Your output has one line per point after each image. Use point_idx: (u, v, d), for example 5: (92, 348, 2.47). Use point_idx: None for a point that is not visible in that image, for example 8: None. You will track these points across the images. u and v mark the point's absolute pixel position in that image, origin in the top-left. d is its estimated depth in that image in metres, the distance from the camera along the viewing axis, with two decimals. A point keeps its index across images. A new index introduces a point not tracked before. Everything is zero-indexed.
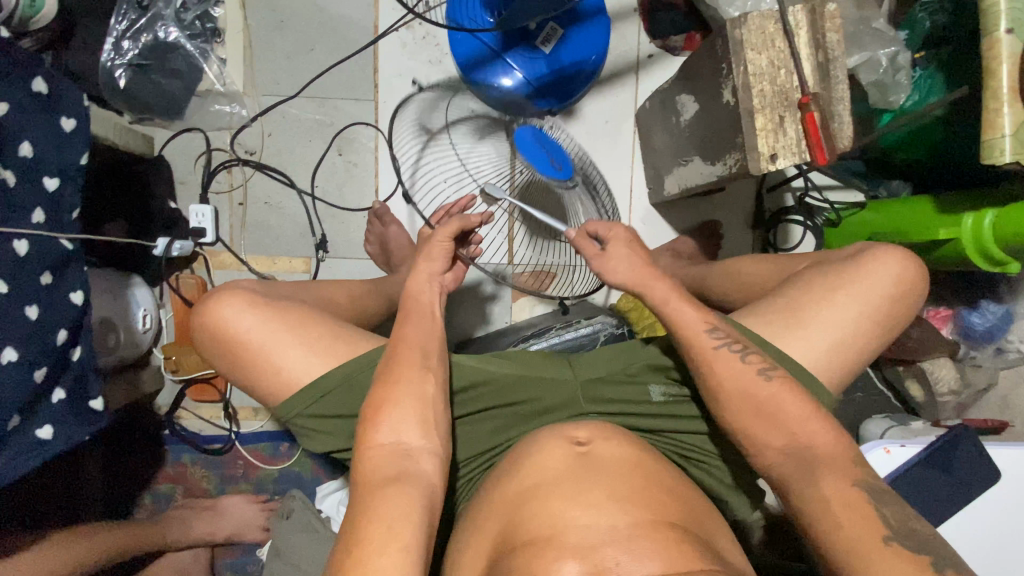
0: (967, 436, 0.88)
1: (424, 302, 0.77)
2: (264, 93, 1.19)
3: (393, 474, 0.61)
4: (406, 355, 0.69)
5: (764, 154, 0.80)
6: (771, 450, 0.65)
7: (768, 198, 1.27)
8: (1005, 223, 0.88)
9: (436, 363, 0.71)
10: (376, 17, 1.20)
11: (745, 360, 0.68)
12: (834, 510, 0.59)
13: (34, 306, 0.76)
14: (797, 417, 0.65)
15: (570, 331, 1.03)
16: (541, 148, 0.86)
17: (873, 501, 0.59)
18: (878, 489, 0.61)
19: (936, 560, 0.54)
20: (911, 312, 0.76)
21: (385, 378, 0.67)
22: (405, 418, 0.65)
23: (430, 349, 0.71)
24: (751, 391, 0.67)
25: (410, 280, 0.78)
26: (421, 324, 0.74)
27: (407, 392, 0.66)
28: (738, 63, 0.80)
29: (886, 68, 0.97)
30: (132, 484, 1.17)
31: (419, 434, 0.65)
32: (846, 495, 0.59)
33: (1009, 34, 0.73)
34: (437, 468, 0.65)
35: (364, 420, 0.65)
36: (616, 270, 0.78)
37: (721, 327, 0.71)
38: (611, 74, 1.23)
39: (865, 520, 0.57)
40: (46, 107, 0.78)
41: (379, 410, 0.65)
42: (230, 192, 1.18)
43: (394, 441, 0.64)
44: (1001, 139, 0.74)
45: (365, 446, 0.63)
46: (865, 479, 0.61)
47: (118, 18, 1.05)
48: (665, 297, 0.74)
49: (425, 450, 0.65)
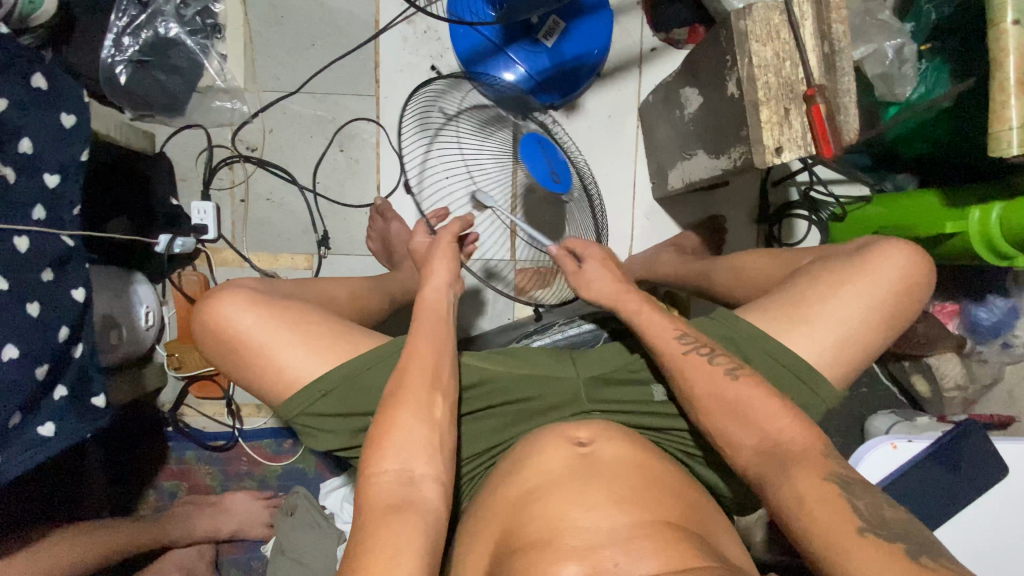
0: (974, 432, 0.88)
1: (434, 308, 0.76)
2: (265, 88, 1.18)
3: (397, 501, 0.60)
4: (415, 377, 0.68)
5: (769, 147, 0.79)
6: (745, 451, 0.64)
7: (773, 192, 1.26)
8: (1015, 216, 0.88)
9: (447, 384, 0.69)
10: (377, 12, 1.19)
11: (713, 362, 0.69)
12: (805, 507, 0.56)
13: (35, 303, 0.76)
14: (764, 414, 0.65)
15: (573, 326, 1.01)
16: (544, 160, 0.87)
17: (843, 494, 0.57)
18: (848, 479, 0.59)
19: (910, 549, 0.51)
20: (917, 308, 0.75)
21: (392, 401, 0.66)
22: (410, 445, 0.64)
23: (440, 369, 0.69)
24: (720, 392, 0.67)
25: (425, 288, 0.77)
26: (432, 341, 0.71)
27: (413, 417, 0.65)
28: (743, 55, 0.79)
29: (892, 60, 0.96)
30: (137, 479, 1.18)
31: (425, 460, 0.64)
32: (819, 490, 0.57)
33: (1016, 26, 0.72)
34: (440, 493, 0.64)
35: (369, 445, 0.65)
36: (594, 290, 0.81)
37: (690, 334, 0.73)
38: (614, 67, 1.22)
39: (839, 513, 0.55)
40: (47, 103, 0.78)
41: (385, 436, 0.64)
42: (232, 188, 1.18)
43: (400, 468, 0.63)
44: (1008, 131, 0.73)
45: (370, 472, 0.63)
46: (835, 472, 0.59)
47: (118, 14, 1.06)
48: (637, 309, 0.77)
49: (429, 476, 0.64)
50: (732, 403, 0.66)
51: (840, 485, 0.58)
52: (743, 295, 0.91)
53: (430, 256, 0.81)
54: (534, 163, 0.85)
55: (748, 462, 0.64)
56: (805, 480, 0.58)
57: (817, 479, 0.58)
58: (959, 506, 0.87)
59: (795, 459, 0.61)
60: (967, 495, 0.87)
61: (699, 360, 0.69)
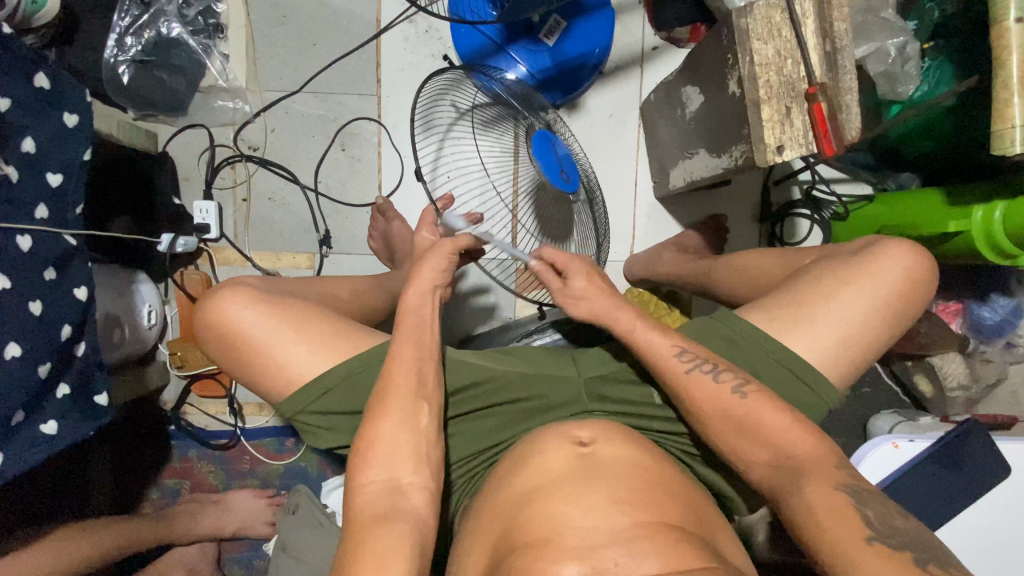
0: (978, 432, 0.87)
1: (421, 312, 0.74)
2: (267, 88, 1.18)
3: (383, 511, 0.60)
4: (398, 384, 0.68)
5: (770, 145, 0.78)
6: (760, 467, 0.64)
7: (775, 191, 1.26)
8: (1015, 214, 0.87)
9: (432, 391, 0.69)
10: (378, 11, 1.19)
11: (718, 380, 0.68)
12: (819, 517, 0.57)
13: (37, 302, 0.76)
14: (776, 431, 0.64)
15: (574, 326, 1.01)
16: (555, 157, 0.88)
17: (852, 501, 0.57)
18: (860, 490, 0.59)
19: (920, 557, 0.52)
20: (920, 307, 0.75)
21: (377, 411, 0.66)
22: (396, 454, 0.64)
23: (425, 376, 0.69)
24: (726, 407, 0.66)
25: (409, 291, 0.76)
26: (416, 346, 0.71)
27: (397, 426, 0.65)
28: (744, 54, 0.79)
29: (894, 58, 0.95)
30: (140, 477, 1.18)
31: (411, 469, 0.64)
32: (831, 500, 0.57)
33: (1018, 23, 0.72)
34: (429, 501, 0.64)
35: (354, 459, 0.65)
36: (584, 304, 0.79)
37: (687, 350, 0.71)
38: (617, 66, 1.22)
39: (852, 523, 0.55)
40: (49, 103, 0.78)
41: (371, 446, 0.65)
42: (234, 188, 1.18)
43: (386, 478, 0.63)
44: (1011, 129, 0.72)
45: (357, 483, 0.63)
46: (848, 482, 0.59)
47: (121, 14, 1.06)
48: (630, 327, 0.74)
49: (417, 485, 0.64)
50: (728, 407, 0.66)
51: (850, 495, 0.58)
52: (744, 293, 0.91)
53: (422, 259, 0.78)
54: (545, 159, 0.86)
55: (762, 474, 0.64)
56: (819, 489, 0.59)
57: (829, 488, 0.58)
58: (965, 505, 0.87)
59: (812, 468, 0.61)
60: (971, 495, 0.87)
61: (697, 361, 0.69)
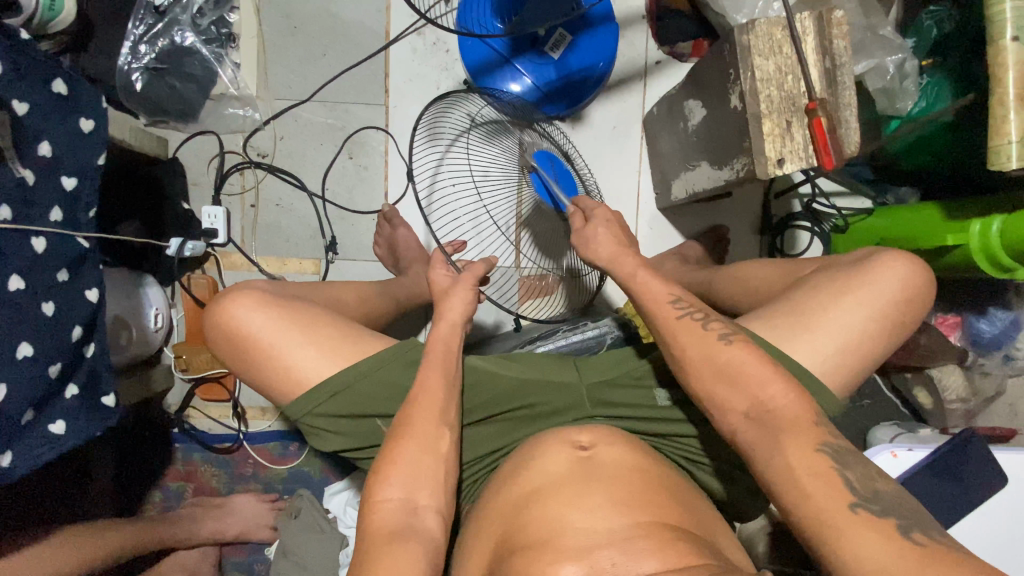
0: (977, 443, 0.88)
1: (442, 338, 0.76)
2: (277, 96, 1.21)
3: (398, 529, 0.61)
4: (425, 410, 0.68)
5: (771, 158, 0.80)
6: (734, 414, 0.63)
7: (776, 204, 1.28)
8: (1013, 229, 0.88)
9: (453, 419, 0.70)
10: (387, 23, 1.22)
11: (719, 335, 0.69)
12: (799, 481, 0.56)
13: (50, 303, 0.77)
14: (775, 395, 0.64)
15: (577, 333, 1.04)
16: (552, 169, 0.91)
17: (836, 465, 0.56)
18: (842, 456, 0.58)
19: (904, 524, 0.53)
20: (918, 318, 0.76)
21: (401, 432, 0.67)
22: (415, 477, 0.65)
23: (448, 404, 0.70)
24: (712, 357, 0.66)
25: (442, 322, 0.77)
26: (443, 373, 0.72)
27: (420, 450, 0.66)
28: (745, 69, 0.81)
29: (893, 75, 0.97)
30: (145, 477, 1.19)
31: (428, 493, 0.65)
32: (810, 464, 0.57)
33: (1014, 42, 0.73)
34: (441, 523, 0.64)
35: (371, 479, 0.65)
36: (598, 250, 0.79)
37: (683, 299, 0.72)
38: (620, 81, 1.25)
39: (831, 494, 0.54)
40: (67, 109, 0.80)
41: (390, 465, 0.65)
42: (243, 193, 1.20)
43: (403, 498, 0.63)
44: (1008, 145, 0.74)
45: (373, 498, 0.63)
46: (826, 446, 0.58)
47: (135, 23, 1.09)
48: (632, 270, 0.76)
49: (431, 507, 0.64)
50: (727, 386, 0.64)
51: (834, 456, 0.57)
52: (746, 304, 0.92)
53: (437, 292, 0.80)
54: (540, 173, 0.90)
55: None
56: (797, 455, 0.58)
57: (812, 451, 0.58)
58: (964, 509, 0.88)
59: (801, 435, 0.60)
60: (969, 501, 0.88)
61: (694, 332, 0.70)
